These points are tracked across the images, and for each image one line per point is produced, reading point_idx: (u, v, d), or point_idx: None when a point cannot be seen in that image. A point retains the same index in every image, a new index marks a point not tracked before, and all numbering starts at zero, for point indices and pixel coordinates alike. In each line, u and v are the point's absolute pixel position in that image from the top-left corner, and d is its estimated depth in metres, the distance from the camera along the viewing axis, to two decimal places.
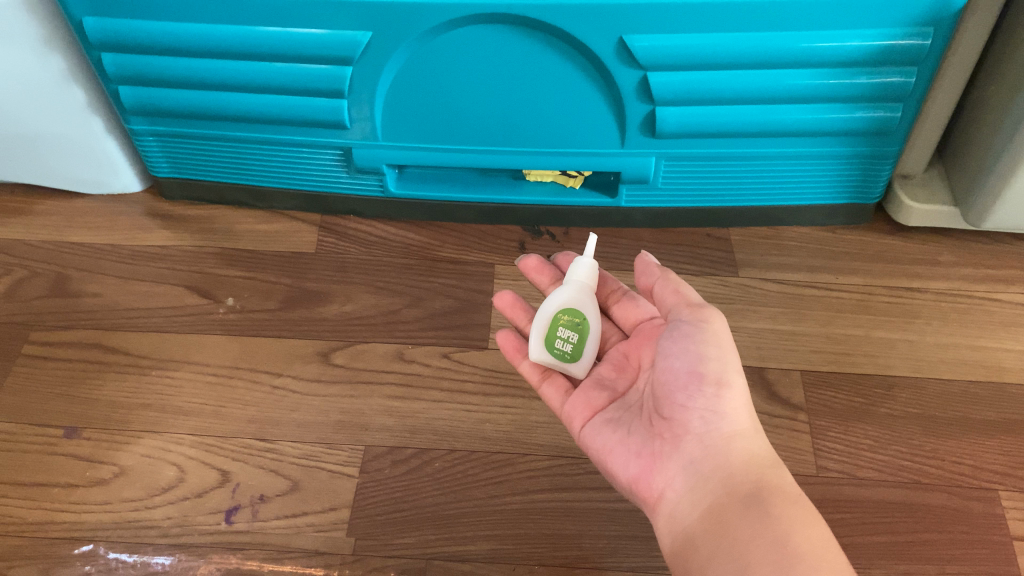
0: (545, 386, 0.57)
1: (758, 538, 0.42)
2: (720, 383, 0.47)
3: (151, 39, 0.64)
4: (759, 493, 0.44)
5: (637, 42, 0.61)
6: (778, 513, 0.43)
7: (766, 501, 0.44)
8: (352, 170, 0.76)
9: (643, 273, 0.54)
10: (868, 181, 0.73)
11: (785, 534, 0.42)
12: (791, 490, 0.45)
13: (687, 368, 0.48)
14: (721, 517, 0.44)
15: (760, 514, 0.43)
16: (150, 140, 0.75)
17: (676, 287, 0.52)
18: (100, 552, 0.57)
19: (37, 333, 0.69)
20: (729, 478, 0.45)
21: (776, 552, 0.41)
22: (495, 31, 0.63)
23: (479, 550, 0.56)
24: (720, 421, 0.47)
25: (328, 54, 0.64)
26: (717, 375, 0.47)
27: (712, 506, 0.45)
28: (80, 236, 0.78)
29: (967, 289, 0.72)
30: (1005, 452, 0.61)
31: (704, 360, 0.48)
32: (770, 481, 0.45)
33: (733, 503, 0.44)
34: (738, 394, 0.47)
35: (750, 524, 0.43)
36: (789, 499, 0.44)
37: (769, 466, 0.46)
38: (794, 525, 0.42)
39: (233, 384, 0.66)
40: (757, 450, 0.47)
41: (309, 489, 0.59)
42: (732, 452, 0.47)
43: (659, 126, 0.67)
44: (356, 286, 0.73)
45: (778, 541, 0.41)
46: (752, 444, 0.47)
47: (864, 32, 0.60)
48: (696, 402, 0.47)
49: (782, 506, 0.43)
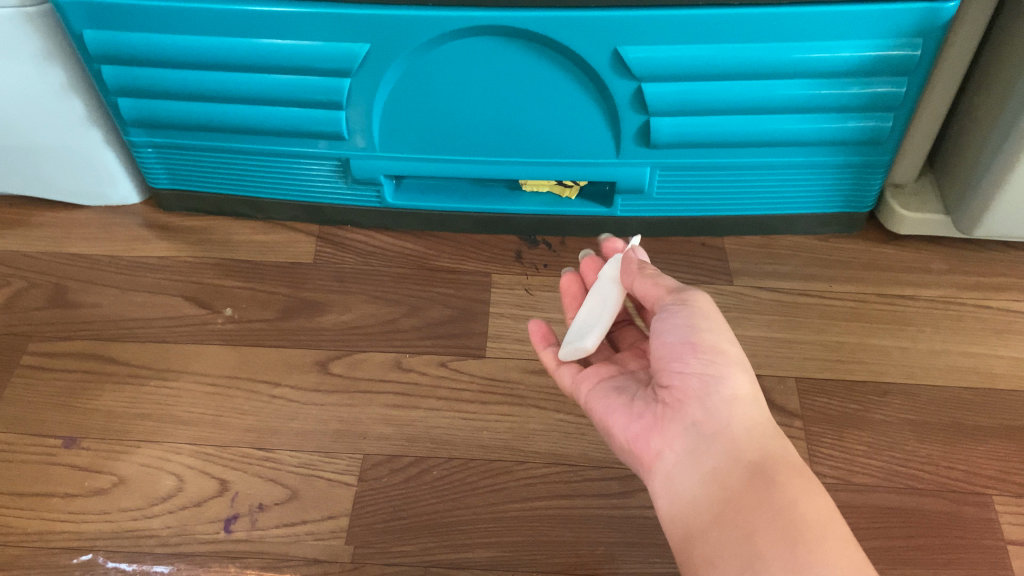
0: (562, 368, 0.56)
1: (764, 506, 0.42)
2: (717, 349, 0.47)
3: (150, 52, 0.65)
4: (765, 462, 0.44)
5: (631, 53, 0.62)
6: (783, 482, 0.43)
7: (770, 471, 0.44)
8: (350, 181, 0.76)
9: (625, 273, 0.55)
10: (860, 189, 0.74)
11: (791, 503, 0.42)
12: (794, 460, 0.44)
13: (681, 340, 0.48)
14: (725, 484, 0.44)
15: (766, 484, 0.43)
16: (148, 152, 0.76)
17: (654, 279, 0.52)
18: (99, 561, 0.57)
19: (35, 344, 0.70)
20: (733, 447, 0.45)
21: (781, 520, 0.41)
22: (491, 42, 0.64)
23: (477, 557, 0.56)
24: (720, 386, 0.47)
25: (325, 66, 0.64)
26: (711, 342, 0.47)
27: (716, 475, 0.44)
28: (79, 247, 0.79)
29: (959, 297, 0.73)
30: (998, 457, 0.62)
31: (697, 330, 0.48)
32: (773, 451, 0.45)
33: (737, 468, 0.44)
34: (733, 361, 0.47)
35: (757, 492, 0.42)
36: (795, 467, 0.44)
37: (773, 435, 0.46)
38: (801, 494, 0.42)
39: (232, 394, 0.66)
40: (758, 420, 0.46)
41: (307, 498, 0.59)
42: (734, 421, 0.46)
43: (653, 136, 0.68)
44: (355, 295, 0.73)
45: (783, 510, 0.41)
46: (756, 412, 0.46)
47: (855, 43, 0.61)
48: (696, 372, 0.47)
49: (788, 475, 0.43)
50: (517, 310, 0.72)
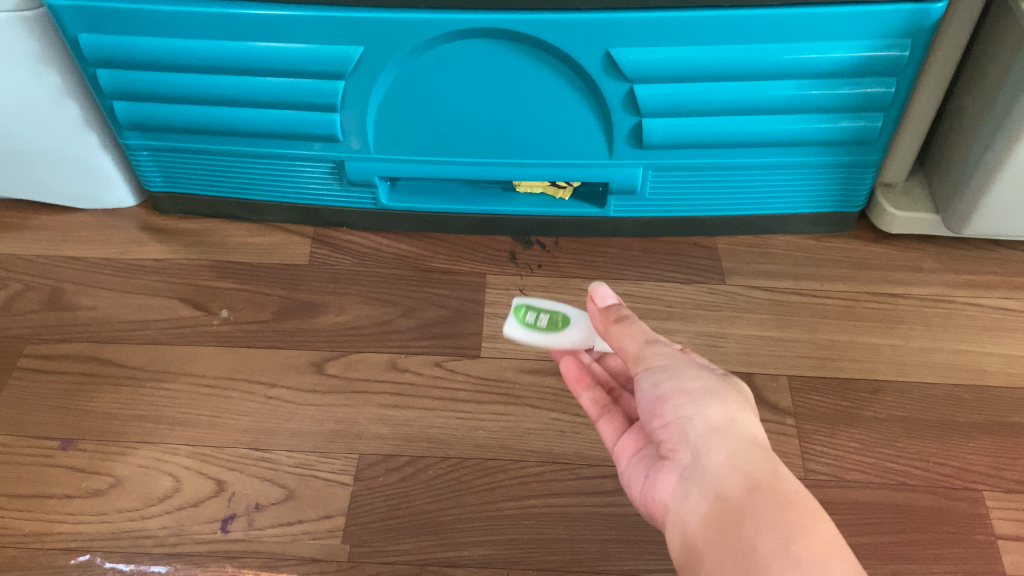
0: (602, 422, 0.55)
1: (760, 545, 0.39)
2: (680, 385, 0.46)
3: (146, 56, 0.66)
4: (757, 497, 0.41)
5: (622, 55, 0.63)
6: (777, 517, 0.40)
7: (762, 506, 0.41)
8: (345, 183, 0.77)
9: (600, 325, 0.52)
10: (850, 189, 0.75)
11: (787, 539, 0.39)
12: (790, 490, 0.42)
13: (651, 393, 0.48)
14: (722, 527, 0.41)
15: (759, 519, 0.40)
16: (144, 155, 0.76)
17: (619, 344, 0.50)
18: (97, 561, 0.57)
19: (32, 346, 0.70)
20: (723, 486, 0.43)
21: (779, 558, 0.38)
22: (485, 45, 0.64)
23: (473, 555, 0.57)
24: (699, 423, 0.45)
25: (320, 69, 0.65)
26: (679, 381, 0.47)
27: (712, 518, 0.42)
28: (76, 250, 0.79)
29: (949, 294, 0.74)
30: (988, 453, 0.62)
31: (662, 380, 0.47)
32: (765, 483, 0.42)
33: (731, 508, 0.42)
34: (708, 397, 0.46)
35: (751, 531, 0.40)
36: (781, 490, 0.42)
37: (762, 464, 0.43)
38: (790, 522, 0.40)
39: (228, 395, 0.66)
40: (747, 451, 0.44)
41: (304, 497, 0.60)
42: (721, 458, 0.44)
43: (645, 137, 0.69)
44: (350, 296, 0.74)
45: (781, 548, 0.39)
46: (736, 439, 0.45)
47: (843, 44, 0.62)
48: (676, 419, 0.46)
49: (781, 508, 0.41)
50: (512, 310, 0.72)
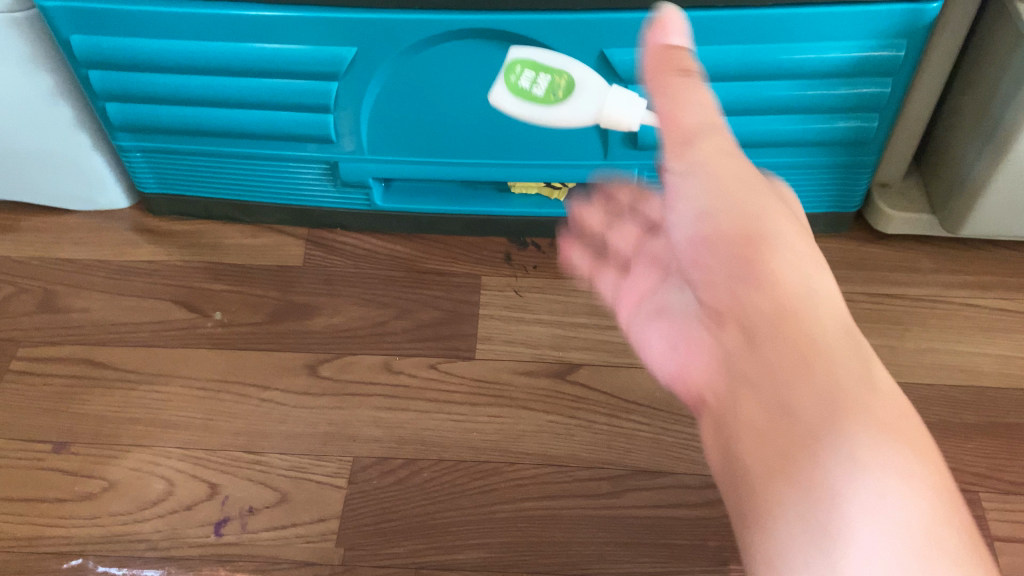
0: (600, 278, 0.58)
1: (812, 443, 0.35)
2: (740, 257, 0.41)
3: (138, 57, 0.65)
4: (822, 384, 0.36)
5: (617, 55, 0.63)
6: (840, 415, 0.35)
7: (829, 396, 0.36)
8: (339, 184, 0.76)
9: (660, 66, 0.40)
10: (847, 189, 0.74)
11: (848, 438, 0.34)
12: (863, 383, 0.37)
13: (688, 238, 0.44)
14: (773, 413, 0.37)
15: (819, 409, 0.36)
16: (137, 156, 0.76)
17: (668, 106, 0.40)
18: (89, 565, 0.57)
19: (25, 349, 0.70)
20: (779, 366, 0.38)
21: (833, 461, 0.34)
22: (479, 45, 0.64)
23: (467, 559, 0.57)
24: (751, 283, 0.41)
25: (314, 70, 0.65)
26: (733, 218, 0.42)
27: (765, 404, 0.38)
28: (68, 252, 0.79)
29: (945, 295, 0.74)
30: (985, 454, 0.62)
31: (708, 211, 0.42)
32: (836, 372, 0.37)
33: (783, 395, 0.37)
34: (770, 252, 0.41)
35: (809, 428, 0.35)
36: (856, 390, 0.36)
37: (833, 347, 0.38)
38: (842, 415, 0.35)
39: (221, 398, 0.66)
40: (814, 330, 0.39)
41: (298, 500, 0.60)
42: (781, 330, 0.39)
43: (640, 137, 0.68)
44: (344, 298, 0.74)
45: (838, 452, 0.34)
46: (801, 309, 0.40)
47: (839, 44, 0.61)
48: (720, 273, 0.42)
49: (847, 404, 0.35)
50: (507, 311, 0.72)
